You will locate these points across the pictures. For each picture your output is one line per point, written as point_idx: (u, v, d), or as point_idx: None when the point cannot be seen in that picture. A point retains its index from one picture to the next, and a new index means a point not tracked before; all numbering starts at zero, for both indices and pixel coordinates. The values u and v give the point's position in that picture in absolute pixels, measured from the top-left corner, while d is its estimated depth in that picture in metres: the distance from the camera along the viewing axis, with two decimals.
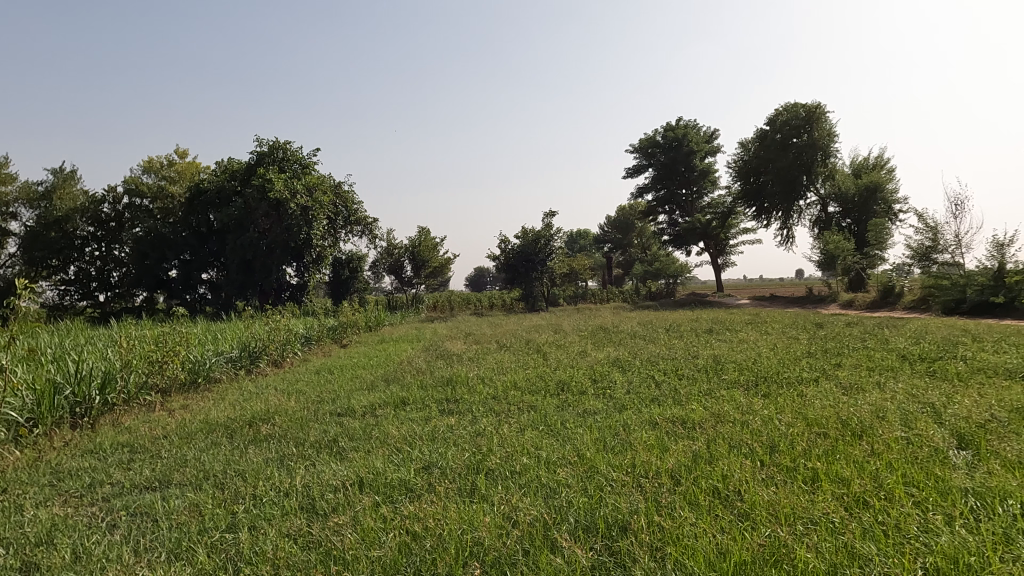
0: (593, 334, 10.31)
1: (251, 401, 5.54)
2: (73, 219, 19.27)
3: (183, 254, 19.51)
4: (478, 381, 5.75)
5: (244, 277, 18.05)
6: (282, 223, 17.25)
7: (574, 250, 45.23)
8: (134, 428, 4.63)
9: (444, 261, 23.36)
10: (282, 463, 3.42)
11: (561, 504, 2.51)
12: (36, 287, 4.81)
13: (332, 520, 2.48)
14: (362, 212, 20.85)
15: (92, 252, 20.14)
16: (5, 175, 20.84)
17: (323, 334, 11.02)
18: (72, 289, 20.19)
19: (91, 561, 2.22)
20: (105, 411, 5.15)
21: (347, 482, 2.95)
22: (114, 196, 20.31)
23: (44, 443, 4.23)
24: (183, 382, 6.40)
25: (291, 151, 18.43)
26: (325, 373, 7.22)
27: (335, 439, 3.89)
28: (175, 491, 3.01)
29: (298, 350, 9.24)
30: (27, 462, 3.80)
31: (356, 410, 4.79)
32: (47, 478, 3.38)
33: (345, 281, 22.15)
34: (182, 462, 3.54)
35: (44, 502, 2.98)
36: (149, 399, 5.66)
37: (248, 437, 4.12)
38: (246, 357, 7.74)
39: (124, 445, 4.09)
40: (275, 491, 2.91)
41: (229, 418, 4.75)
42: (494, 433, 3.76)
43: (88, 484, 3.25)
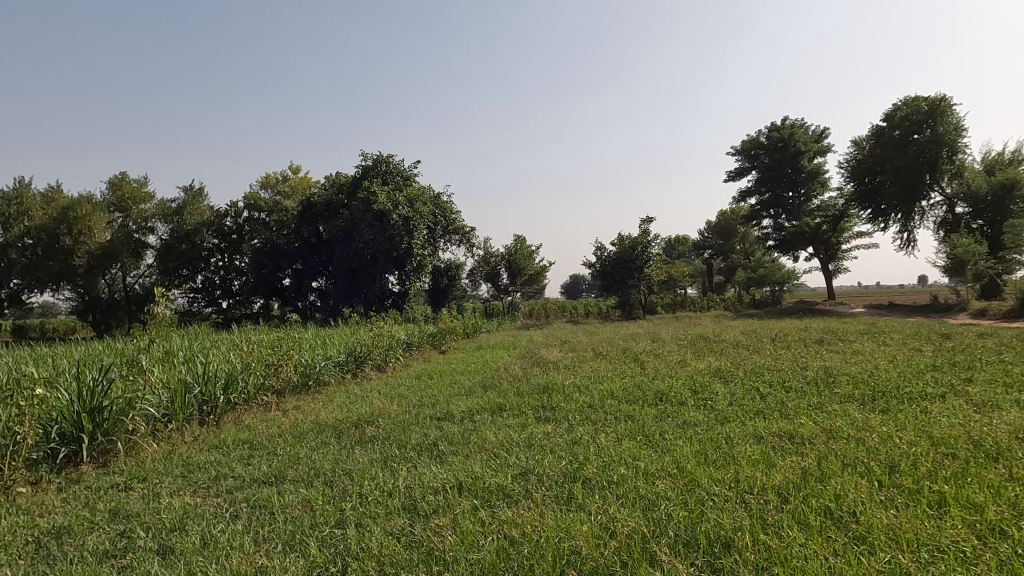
0: (693, 343, 10.00)
1: (356, 404, 5.80)
2: (200, 232, 21.14)
3: (295, 264, 20.81)
4: (574, 389, 5.73)
5: (349, 285, 19.08)
6: (385, 233, 17.90)
7: (673, 257, 43.89)
8: (251, 426, 4.97)
9: (540, 269, 23.42)
10: (385, 464, 3.56)
11: (660, 516, 2.45)
12: (171, 295, 5.31)
13: (433, 521, 2.55)
14: (461, 221, 21.38)
15: (216, 263, 21.97)
16: (144, 194, 23.14)
17: (423, 340, 11.36)
18: (200, 296, 22.16)
19: (217, 548, 2.40)
20: (229, 410, 5.57)
21: (447, 485, 3.03)
22: (235, 210, 22.01)
23: (176, 438, 4.64)
24: (295, 384, 6.80)
25: (393, 164, 19.29)
26: (426, 378, 7.43)
27: (435, 443, 4.01)
28: (288, 486, 3.21)
29: (400, 355, 9.57)
30: (162, 454, 4.18)
31: (454, 415, 4.91)
32: (179, 469, 3.70)
33: (444, 289, 22.74)
34: (295, 459, 3.76)
35: (177, 491, 3.27)
36: (265, 399, 6.06)
37: (354, 438, 4.32)
38: (352, 362, 8.13)
39: (244, 441, 4.42)
40: (380, 491, 3.04)
41: (338, 419, 5.00)
42: (591, 442, 3.73)
43: (214, 476, 3.53)
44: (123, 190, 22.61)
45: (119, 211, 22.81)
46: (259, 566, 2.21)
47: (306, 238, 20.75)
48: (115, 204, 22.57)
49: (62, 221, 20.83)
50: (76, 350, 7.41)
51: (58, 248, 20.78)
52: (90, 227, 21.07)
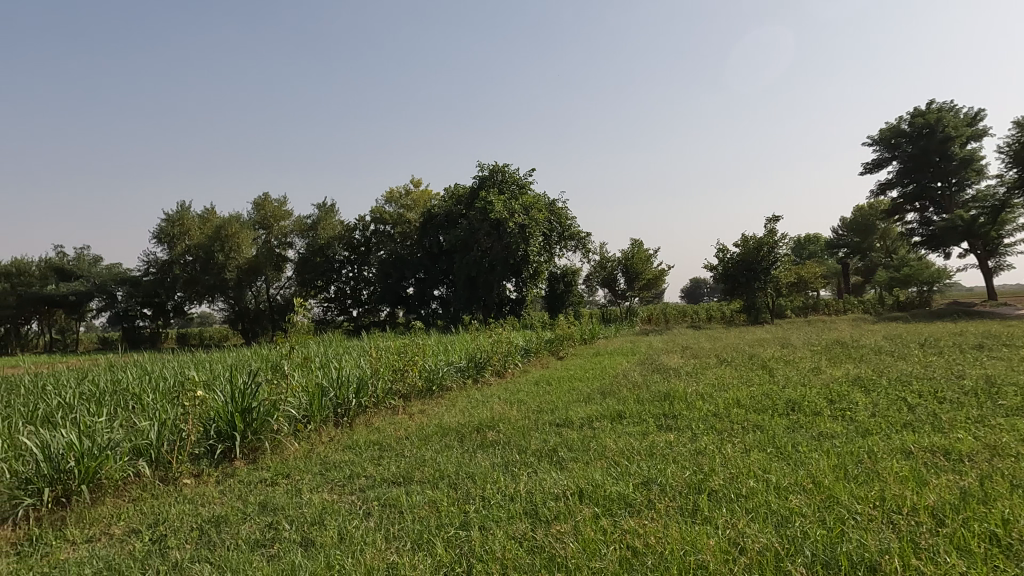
0: (828, 349, 9.31)
1: (477, 408, 5.95)
2: (333, 246, 22.69)
3: (418, 273, 21.73)
4: (697, 397, 5.52)
5: (469, 292, 19.70)
6: (502, 241, 18.22)
7: (803, 257, 41.30)
8: (381, 428, 5.24)
9: (659, 273, 22.82)
10: (506, 468, 3.63)
11: (794, 534, 2.31)
12: (308, 304, 5.73)
13: (554, 527, 2.56)
14: (577, 227, 21.36)
15: (347, 274, 23.46)
16: (284, 212, 25.13)
17: (541, 346, 11.47)
18: (333, 305, 23.76)
19: (352, 543, 2.55)
20: (360, 412, 5.90)
21: (567, 492, 3.02)
22: (363, 224, 23.34)
23: (314, 437, 4.98)
24: (421, 389, 7.07)
25: (509, 173, 19.65)
26: (544, 384, 7.47)
27: (555, 448, 4.02)
28: (415, 487, 3.35)
29: (519, 361, 9.71)
30: (303, 452, 4.51)
31: (574, 422, 4.90)
32: (318, 467, 3.97)
33: (561, 295, 22.78)
34: (421, 461, 3.92)
35: (317, 488, 3.51)
36: (393, 403, 6.36)
37: (476, 442, 4.43)
38: (473, 367, 8.35)
39: (375, 443, 4.66)
40: (501, 495, 3.09)
41: (460, 424, 5.15)
42: (716, 452, 3.58)
43: (348, 475, 3.75)
44: (266, 209, 24.71)
45: (263, 228, 24.96)
46: (391, 561, 2.33)
47: (427, 248, 21.59)
48: (260, 222, 24.73)
49: (216, 239, 23.16)
50: (230, 355, 8.18)
51: (213, 263, 23.13)
52: (238, 243, 23.26)
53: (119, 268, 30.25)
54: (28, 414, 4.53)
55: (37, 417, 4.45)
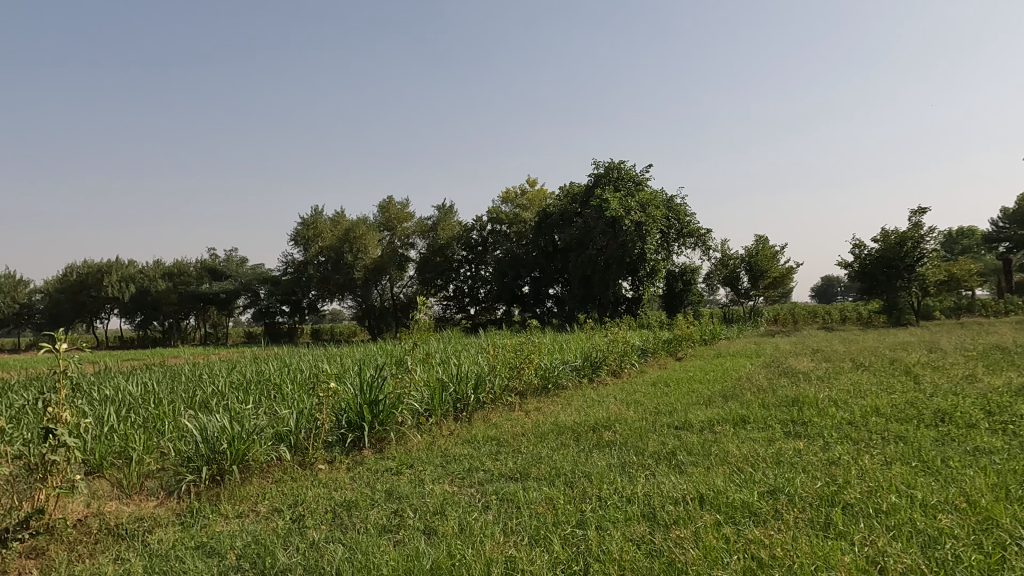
0: (986, 355, 8.34)
1: (594, 408, 5.89)
2: (451, 246, 23.61)
3: (534, 272, 21.94)
4: (830, 404, 5.16)
5: (584, 291, 19.65)
6: (618, 239, 17.98)
7: (955, 253, 37.44)
8: (499, 425, 5.35)
9: (787, 271, 21.54)
10: (623, 470, 3.58)
11: (944, 557, 2.10)
12: (428, 302, 5.97)
13: (674, 532, 2.50)
14: (696, 224, 20.65)
15: (466, 273, 24.23)
16: (407, 214, 26.27)
17: (658, 347, 11.18)
18: (452, 304, 24.65)
19: (473, 534, 2.63)
20: (478, 408, 6.04)
21: (687, 497, 2.94)
22: (480, 224, 23.92)
23: (436, 430, 5.18)
24: (536, 387, 7.13)
25: (625, 170, 19.35)
26: (662, 385, 7.29)
27: (674, 452, 3.92)
28: (532, 483, 3.39)
29: (635, 361, 9.54)
30: (425, 444, 4.70)
31: (693, 425, 4.75)
32: (439, 459, 4.12)
33: (679, 294, 22.14)
34: (537, 458, 3.97)
35: (438, 479, 3.66)
36: (510, 400, 6.45)
37: (593, 441, 4.41)
38: (589, 366, 8.32)
39: (492, 438, 4.77)
40: (619, 496, 3.05)
41: (575, 423, 5.15)
42: (852, 463, 3.34)
43: (468, 468, 3.87)
44: (390, 211, 25.99)
45: (387, 230, 26.26)
46: (509, 555, 2.38)
47: (542, 247, 21.74)
48: (384, 224, 26.05)
49: (346, 241, 24.77)
50: (359, 350, 8.69)
51: (343, 263, 24.77)
52: (365, 245, 24.69)
53: (263, 268, 33.09)
54: (188, 400, 5.04)
55: (196, 402, 4.95)
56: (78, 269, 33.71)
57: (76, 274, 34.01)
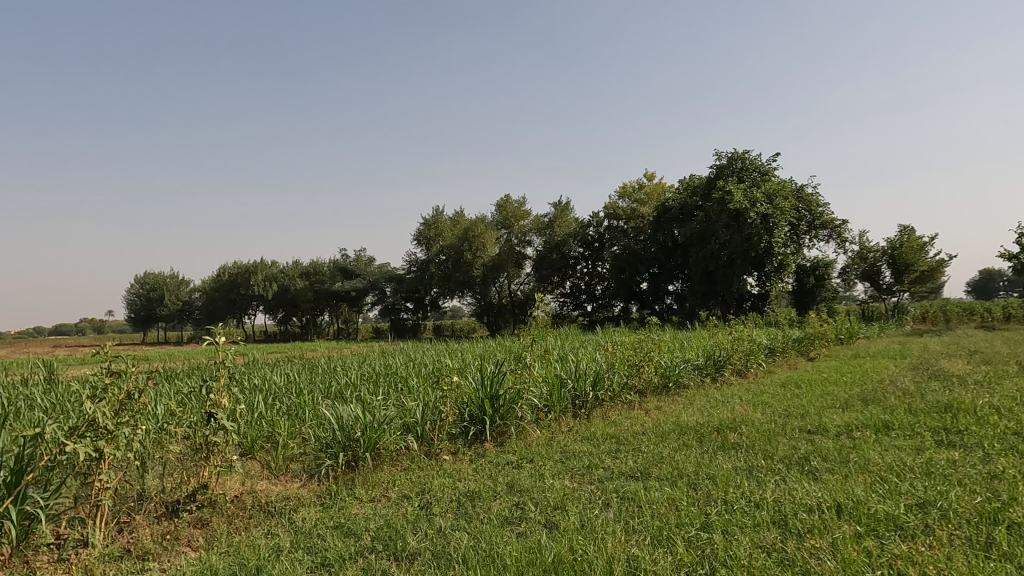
0: None
1: (718, 409, 5.68)
2: (568, 242, 23.91)
3: (652, 267, 21.44)
4: (992, 412, 4.63)
5: (706, 287, 18.95)
6: (742, 233, 17.16)
7: None
8: (618, 422, 5.29)
9: (937, 264, 19.59)
10: (750, 473, 3.43)
11: None
12: (546, 300, 6.02)
13: (807, 541, 2.36)
14: (829, 214, 19.29)
15: (582, 270, 24.19)
16: (524, 212, 26.60)
17: (788, 345, 10.56)
18: (569, 300, 24.74)
19: (593, 531, 2.63)
20: (597, 405, 6.00)
21: (822, 505, 2.77)
22: (597, 220, 23.78)
23: (555, 426, 5.21)
24: (657, 385, 6.98)
25: (750, 160, 18.47)
26: (793, 387, 6.88)
27: (807, 457, 3.69)
28: (653, 483, 3.33)
29: (763, 361, 9.07)
30: (545, 439, 4.74)
31: (829, 430, 4.44)
32: (559, 455, 4.14)
33: (811, 290, 20.74)
34: (659, 458, 3.89)
35: (559, 474, 3.68)
36: (629, 399, 6.35)
37: (717, 443, 4.26)
38: (712, 365, 8.03)
39: (611, 436, 4.73)
40: (746, 501, 2.93)
41: (698, 423, 4.98)
42: (1019, 478, 2.98)
43: (588, 465, 3.86)
44: (508, 210, 26.43)
45: (505, 228, 26.73)
46: (631, 554, 2.36)
47: (661, 242, 21.21)
48: (501, 223, 26.56)
49: (465, 240, 25.57)
50: (478, 346, 8.94)
51: (462, 262, 25.63)
52: (484, 243, 25.36)
53: (389, 267, 34.84)
54: (324, 391, 5.43)
55: (331, 393, 5.32)
56: (229, 270, 37.23)
57: (227, 274, 37.58)
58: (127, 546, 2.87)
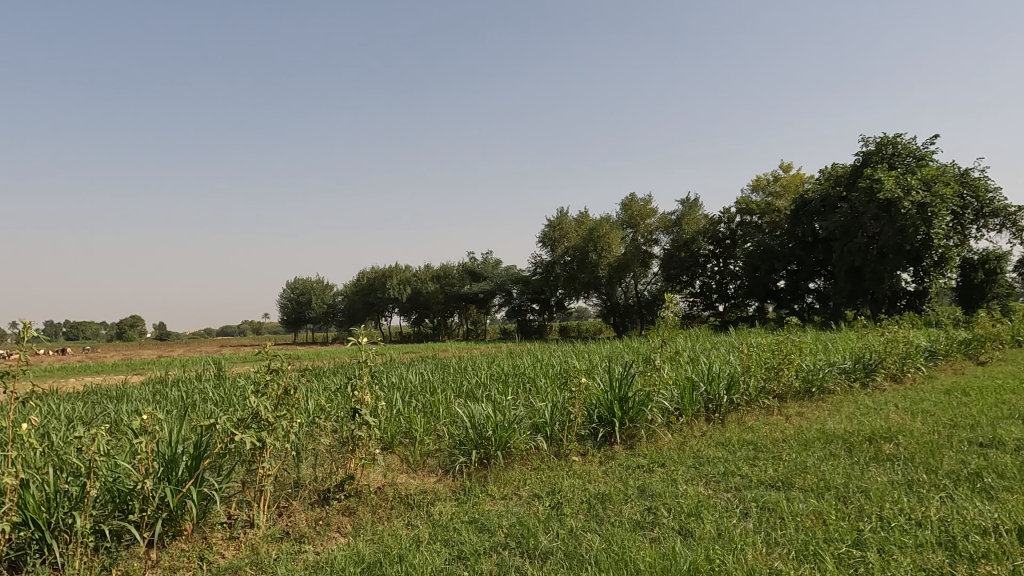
0: None
1: (869, 417, 5.22)
2: (697, 240, 23.17)
3: (790, 264, 20.14)
4: None
5: (852, 284, 17.49)
6: (894, 224, 15.64)
7: None
8: (756, 429, 5.01)
9: None
10: (909, 489, 3.12)
11: None
12: (676, 301, 5.83)
13: (981, 567, 2.12)
14: (1001, 200, 17.12)
15: (713, 268, 23.29)
16: (650, 210, 25.99)
17: (952, 348, 9.49)
18: (699, 301, 24.00)
19: (732, 541, 2.52)
20: (732, 409, 5.72)
21: (999, 527, 2.47)
22: (728, 216, 22.78)
23: (686, 430, 5.03)
24: (797, 389, 6.55)
25: (902, 145, 16.85)
26: (960, 394, 6.17)
27: (979, 474, 3.30)
28: (797, 494, 3.13)
29: (922, 365, 8.21)
30: (677, 444, 4.59)
31: (1006, 444, 3.93)
32: (692, 461, 4.01)
33: (979, 286, 18.54)
34: (802, 468, 3.64)
35: (693, 480, 3.56)
36: (767, 403, 6.00)
37: (870, 453, 3.92)
38: (861, 370, 7.40)
39: (748, 442, 4.50)
40: (905, 518, 2.68)
41: (847, 431, 4.62)
42: None
43: (723, 472, 3.70)
44: (633, 208, 25.98)
45: (630, 227, 26.32)
46: (774, 568, 2.23)
47: (800, 238, 19.88)
48: (627, 222, 26.17)
49: (590, 240, 25.49)
50: (606, 348, 8.87)
51: (588, 262, 25.59)
52: (608, 243, 25.12)
53: (515, 269, 35.48)
54: (456, 389, 5.64)
55: (463, 392, 5.51)
56: (368, 275, 39.74)
57: (366, 279, 40.06)
58: (286, 528, 3.15)
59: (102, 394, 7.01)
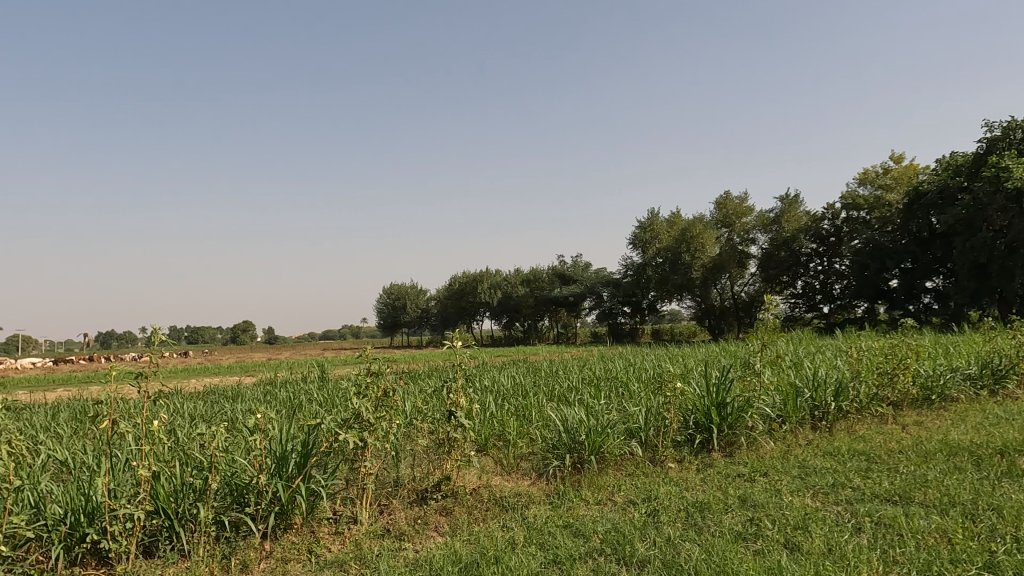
0: None
1: (998, 428, 4.77)
2: (798, 238, 22.09)
3: (904, 262, 18.75)
4: None
5: (978, 283, 16.00)
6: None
7: None
8: (868, 438, 4.69)
9: None
10: None
11: None
12: (775, 302, 5.57)
13: None
14: None
15: (816, 267, 22.08)
16: (746, 208, 24.99)
17: None
18: (801, 301, 22.88)
19: (844, 557, 2.37)
20: (840, 417, 5.38)
21: None
22: (832, 212, 21.54)
23: (790, 438, 4.78)
24: (915, 397, 6.07)
25: None
26: None
27: None
28: (916, 510, 2.90)
29: None
30: (779, 452, 4.37)
31: None
32: (797, 471, 3.81)
33: None
34: (922, 482, 3.37)
35: (798, 491, 3.38)
36: (880, 411, 5.59)
37: (1001, 468, 3.57)
38: (988, 376, 6.77)
39: (860, 453, 4.22)
40: None
41: (973, 443, 4.24)
42: None
43: (832, 484, 3.49)
44: (728, 207, 25.11)
45: (725, 226, 25.45)
46: None
47: (914, 233, 18.46)
48: (721, 221, 25.34)
49: (683, 241, 24.89)
50: (701, 351, 8.61)
51: (681, 264, 25.00)
52: (702, 244, 24.40)
53: (606, 272, 35.15)
54: (549, 393, 5.66)
55: (555, 395, 5.52)
56: (460, 280, 40.61)
57: (458, 284, 40.95)
58: (386, 525, 3.26)
59: (221, 393, 7.58)
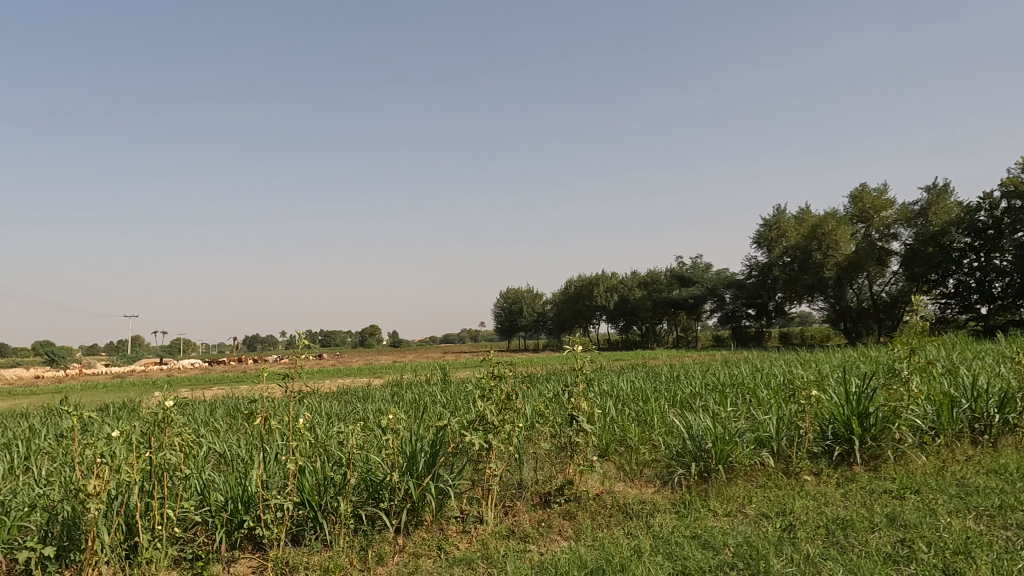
0: None
1: None
2: (949, 232, 20.09)
3: None
4: None
5: None
6: None
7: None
8: None
9: None
10: None
11: None
12: (923, 303, 5.06)
13: None
14: None
15: (971, 264, 19.97)
16: (886, 201, 23.00)
17: None
18: (953, 302, 20.72)
19: None
20: (1007, 431, 4.78)
21: None
22: (990, 202, 19.37)
23: (946, 453, 4.32)
24: None
25: None
26: None
27: None
28: None
29: None
30: (933, 468, 3.96)
31: None
32: (955, 489, 3.44)
33: None
34: None
35: (958, 513, 3.06)
36: None
37: None
38: None
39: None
40: None
41: None
42: None
43: (998, 505, 3.12)
44: (865, 201, 23.30)
45: (862, 222, 23.61)
46: None
47: None
48: (858, 216, 23.55)
49: (814, 239, 23.42)
50: (837, 356, 8.00)
51: (811, 263, 23.55)
52: (836, 241, 22.75)
53: (728, 273, 33.70)
54: (671, 398, 5.52)
55: (678, 401, 5.38)
56: (576, 284, 40.64)
57: (574, 287, 40.99)
58: (511, 527, 3.32)
59: (353, 394, 8.08)
